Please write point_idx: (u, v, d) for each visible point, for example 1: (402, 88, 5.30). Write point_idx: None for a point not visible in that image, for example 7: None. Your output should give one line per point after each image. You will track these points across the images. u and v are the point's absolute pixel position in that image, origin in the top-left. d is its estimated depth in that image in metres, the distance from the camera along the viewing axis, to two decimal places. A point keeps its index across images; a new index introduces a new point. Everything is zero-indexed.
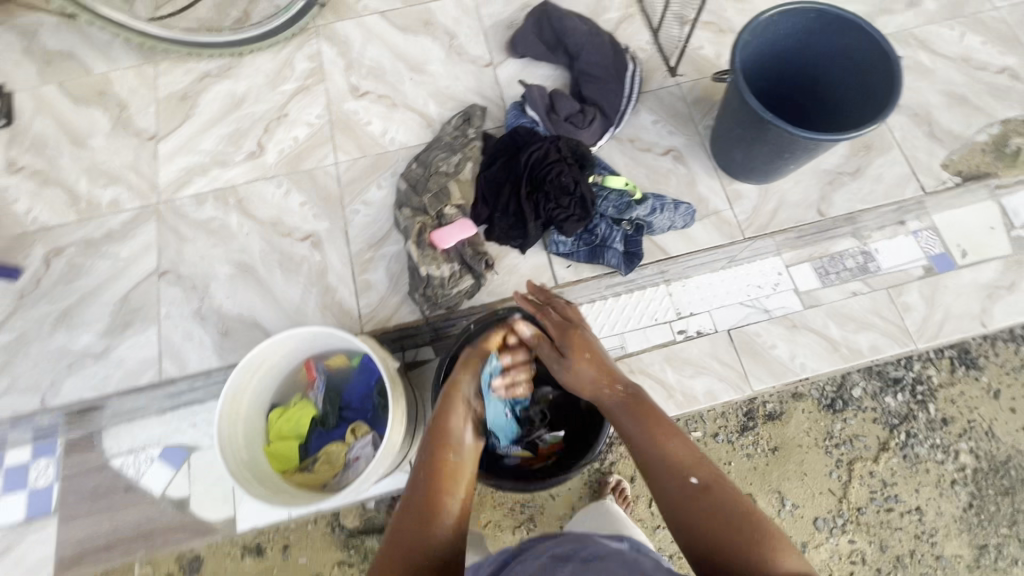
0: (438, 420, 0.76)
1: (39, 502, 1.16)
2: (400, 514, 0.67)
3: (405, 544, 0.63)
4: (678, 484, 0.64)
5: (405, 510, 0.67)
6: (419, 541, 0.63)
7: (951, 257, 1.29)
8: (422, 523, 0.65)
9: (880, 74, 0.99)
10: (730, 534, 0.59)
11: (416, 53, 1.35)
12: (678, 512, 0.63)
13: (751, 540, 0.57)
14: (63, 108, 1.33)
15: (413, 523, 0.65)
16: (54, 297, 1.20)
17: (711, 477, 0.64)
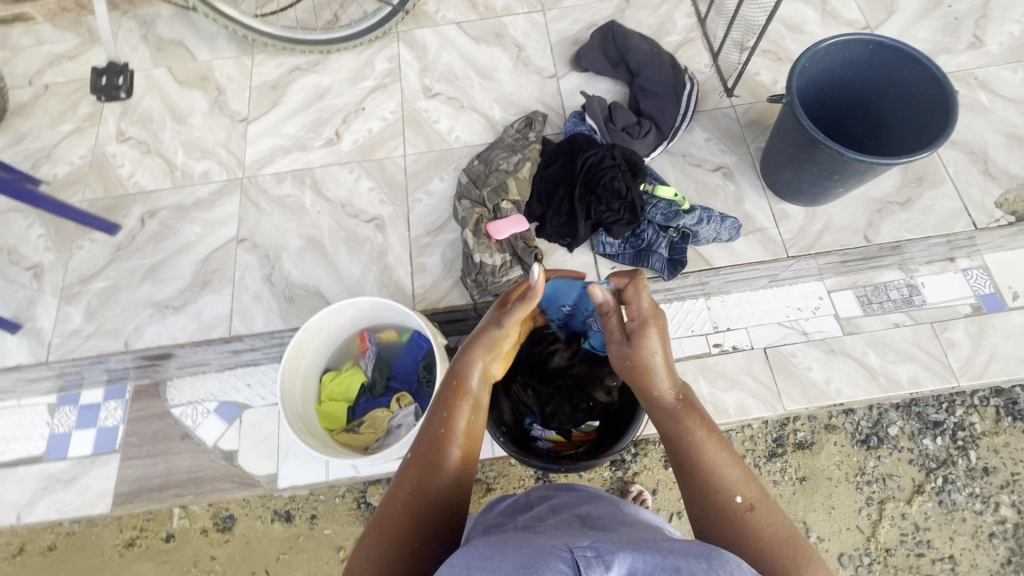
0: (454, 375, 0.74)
1: (106, 439, 1.27)
2: (408, 461, 0.67)
3: (412, 492, 0.64)
4: (723, 498, 0.66)
5: (414, 457, 0.67)
6: (425, 489, 0.64)
7: (1001, 298, 1.28)
8: (427, 470, 0.65)
9: (934, 105, 1.03)
10: (772, 553, 0.61)
11: (487, 60, 1.45)
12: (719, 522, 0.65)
13: (791, 559, 0.61)
14: (169, 89, 1.49)
15: (419, 473, 0.65)
16: (144, 254, 1.34)
17: (756, 494, 0.66)
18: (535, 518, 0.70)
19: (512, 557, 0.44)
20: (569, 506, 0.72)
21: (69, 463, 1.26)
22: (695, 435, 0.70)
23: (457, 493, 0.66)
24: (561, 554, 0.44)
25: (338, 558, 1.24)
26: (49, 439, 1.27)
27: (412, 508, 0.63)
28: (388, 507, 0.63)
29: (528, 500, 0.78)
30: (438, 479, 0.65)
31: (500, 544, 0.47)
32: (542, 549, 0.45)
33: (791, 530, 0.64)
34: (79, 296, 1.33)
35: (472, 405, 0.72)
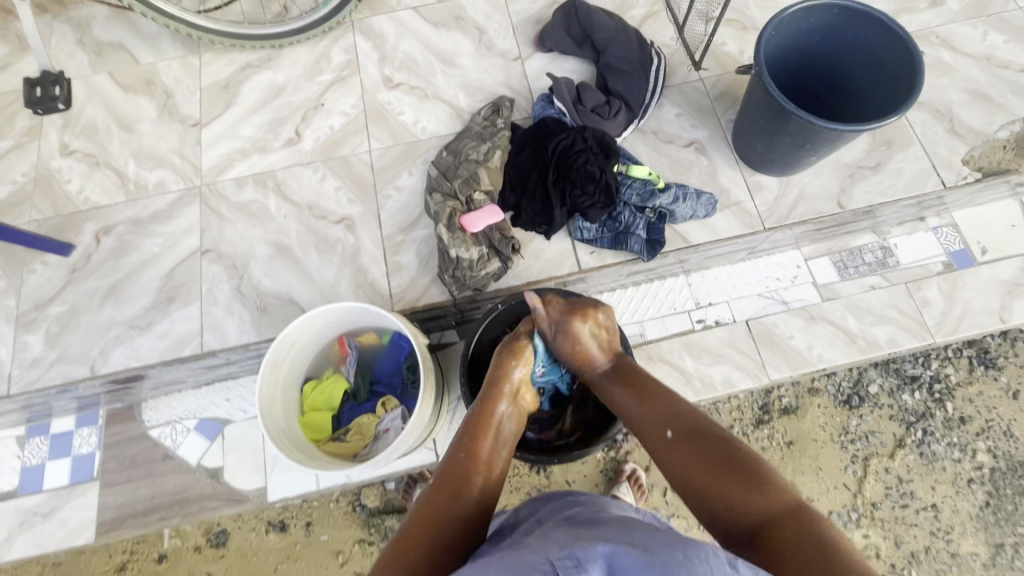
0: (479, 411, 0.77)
1: (82, 468, 1.22)
2: (431, 486, 0.66)
3: (438, 515, 0.63)
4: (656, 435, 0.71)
5: (439, 482, 0.66)
6: (450, 511, 0.63)
7: (971, 254, 1.30)
8: (455, 494, 0.65)
9: (902, 68, 1.02)
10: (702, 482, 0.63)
11: (448, 46, 1.40)
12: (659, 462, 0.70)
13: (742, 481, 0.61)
14: (113, 96, 1.41)
15: (446, 496, 0.64)
16: (103, 273, 1.28)
17: (683, 427, 0.69)
18: (521, 531, 0.65)
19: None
20: (555, 513, 0.67)
21: (45, 496, 1.21)
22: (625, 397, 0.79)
23: (481, 520, 0.65)
24: (543, 568, 0.46)
25: (338, 563, 1.22)
26: (22, 473, 1.22)
27: (432, 534, 0.61)
28: (410, 529, 0.61)
29: (516, 516, 0.71)
30: (464, 504, 0.64)
31: (490, 566, 0.49)
32: (525, 565, 0.47)
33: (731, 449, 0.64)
34: (37, 322, 1.26)
35: (495, 436, 0.74)
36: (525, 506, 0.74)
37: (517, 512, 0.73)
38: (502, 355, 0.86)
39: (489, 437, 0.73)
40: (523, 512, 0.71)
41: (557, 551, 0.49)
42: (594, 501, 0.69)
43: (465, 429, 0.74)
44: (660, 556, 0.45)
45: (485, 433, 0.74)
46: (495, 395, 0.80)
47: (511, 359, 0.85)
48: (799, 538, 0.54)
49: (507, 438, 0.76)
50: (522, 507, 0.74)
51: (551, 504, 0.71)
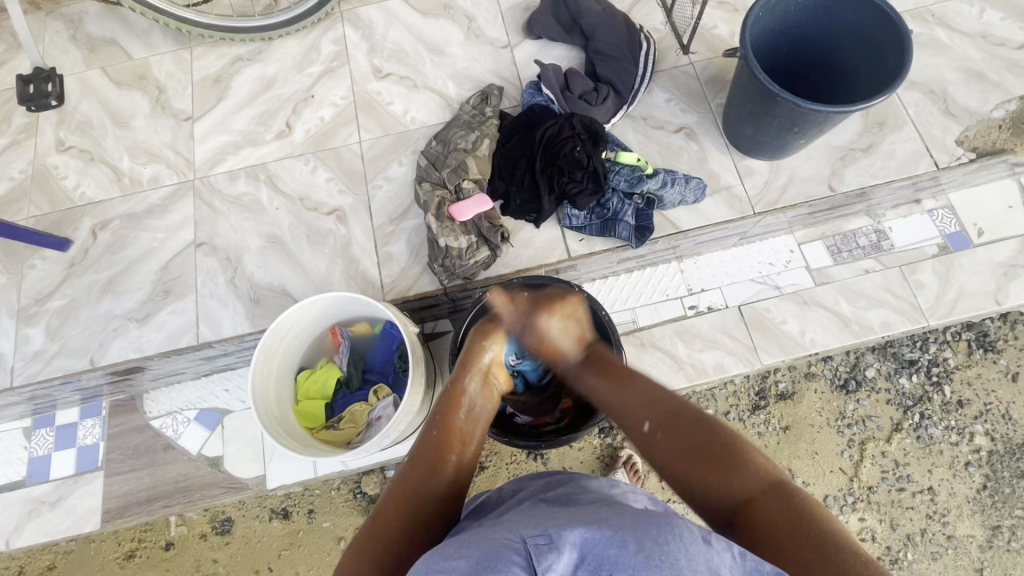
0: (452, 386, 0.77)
1: (87, 457, 1.25)
2: (406, 468, 0.67)
3: (412, 493, 0.64)
4: (635, 431, 0.70)
5: (415, 459, 0.68)
6: (423, 490, 0.64)
7: (967, 236, 1.29)
8: (428, 472, 0.66)
9: (888, 49, 1.01)
10: (689, 467, 0.63)
11: (436, 35, 1.40)
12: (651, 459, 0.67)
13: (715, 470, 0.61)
14: (107, 91, 1.42)
15: (420, 473, 0.66)
16: (101, 267, 1.30)
17: (659, 414, 0.69)
18: (503, 511, 0.66)
19: (468, 557, 0.47)
20: (539, 492, 0.69)
21: (52, 485, 1.24)
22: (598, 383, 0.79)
23: (456, 496, 0.66)
24: (515, 547, 0.47)
25: (339, 549, 1.25)
26: (29, 463, 1.25)
27: (407, 510, 0.62)
28: (384, 510, 0.63)
29: (500, 494, 0.73)
30: (438, 483, 0.65)
31: (461, 544, 0.50)
32: (498, 543, 0.49)
33: (704, 429, 0.65)
34: (38, 317, 1.29)
35: (466, 413, 0.75)
36: (507, 486, 0.75)
37: (500, 489, 0.75)
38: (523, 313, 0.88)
39: (461, 415, 0.74)
40: (507, 490, 0.73)
41: (530, 529, 0.50)
42: (576, 478, 0.70)
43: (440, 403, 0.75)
44: (633, 532, 0.46)
45: (459, 410, 0.75)
46: (468, 368, 0.80)
47: (546, 313, 0.87)
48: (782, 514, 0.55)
49: (480, 419, 0.76)
50: (506, 485, 0.75)
51: (534, 482, 0.73)
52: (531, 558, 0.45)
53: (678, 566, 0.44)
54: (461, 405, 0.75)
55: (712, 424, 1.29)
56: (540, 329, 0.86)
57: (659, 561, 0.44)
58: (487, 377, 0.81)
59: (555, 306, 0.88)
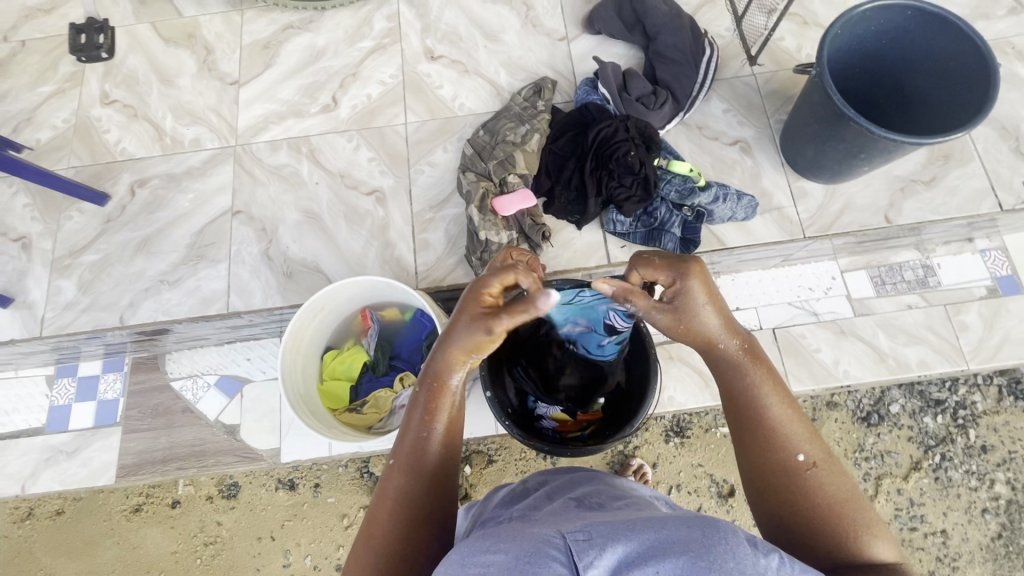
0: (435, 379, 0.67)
1: (106, 412, 1.25)
2: (389, 465, 0.65)
3: (398, 497, 0.62)
4: (783, 458, 0.62)
5: (398, 460, 0.65)
6: (408, 493, 0.63)
7: (1018, 281, 1.24)
8: (412, 475, 0.64)
9: (972, 80, 0.97)
10: (833, 513, 0.59)
11: (493, 20, 1.36)
12: (777, 489, 0.61)
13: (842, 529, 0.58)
14: (154, 48, 1.40)
15: (404, 475, 0.63)
16: (136, 225, 1.30)
17: (820, 449, 0.62)
18: (528, 504, 0.65)
19: (506, 549, 0.44)
20: (565, 488, 0.67)
21: (70, 435, 1.24)
22: (766, 390, 0.65)
23: (440, 484, 0.64)
24: (554, 541, 0.45)
25: (342, 526, 1.25)
26: (48, 411, 1.26)
27: (396, 510, 0.62)
28: (375, 512, 0.63)
29: (524, 487, 0.72)
30: (420, 480, 0.63)
31: (496, 537, 0.47)
32: (536, 537, 0.46)
33: (853, 488, 0.60)
34: (70, 269, 1.29)
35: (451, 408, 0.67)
36: (531, 480, 0.74)
37: (524, 482, 0.74)
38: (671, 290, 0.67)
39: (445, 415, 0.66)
40: (531, 484, 0.73)
41: (568, 526, 0.48)
42: (602, 477, 0.70)
43: (423, 402, 0.66)
44: (677, 534, 0.44)
45: (442, 405, 0.67)
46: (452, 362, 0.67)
47: (710, 300, 0.66)
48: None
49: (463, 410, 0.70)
50: (532, 479, 0.75)
51: (556, 475, 0.73)
52: (572, 553, 0.43)
53: (726, 566, 0.42)
54: (443, 406, 0.67)
55: (728, 443, 1.27)
56: (691, 315, 0.67)
57: (705, 559, 0.42)
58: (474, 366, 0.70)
59: (701, 273, 0.66)
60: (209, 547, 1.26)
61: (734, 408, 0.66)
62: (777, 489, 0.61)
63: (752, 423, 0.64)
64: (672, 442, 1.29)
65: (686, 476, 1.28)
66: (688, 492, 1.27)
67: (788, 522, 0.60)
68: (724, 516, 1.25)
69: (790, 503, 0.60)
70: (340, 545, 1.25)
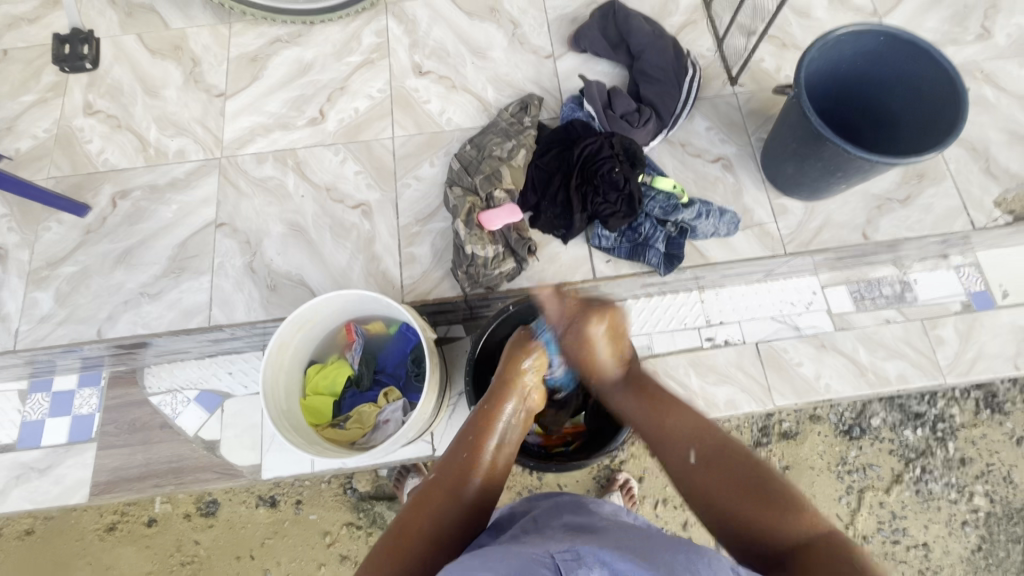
0: (485, 410, 0.77)
1: (81, 428, 1.21)
2: (430, 484, 0.66)
3: (434, 513, 0.63)
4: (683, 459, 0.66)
5: (439, 477, 0.67)
6: (443, 514, 0.63)
7: (991, 296, 1.27)
8: (451, 497, 0.65)
9: (942, 102, 1.01)
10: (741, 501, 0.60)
11: (480, 37, 1.38)
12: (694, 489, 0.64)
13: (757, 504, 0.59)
14: (140, 59, 1.40)
15: (444, 495, 0.65)
16: (117, 236, 1.28)
17: (718, 440, 0.66)
18: (516, 528, 0.64)
19: (496, 568, 0.45)
20: (552, 512, 0.67)
21: (42, 452, 1.21)
22: (639, 406, 0.77)
23: (476, 516, 0.65)
24: (545, 560, 0.45)
25: (324, 543, 1.23)
26: (21, 427, 1.22)
27: (430, 526, 0.61)
28: (405, 519, 0.62)
29: (513, 511, 0.71)
30: (459, 506, 0.65)
31: (485, 557, 0.47)
32: (527, 557, 0.46)
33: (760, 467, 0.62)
34: (48, 280, 1.26)
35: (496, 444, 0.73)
36: (518, 504, 0.73)
37: (512, 507, 0.73)
38: (573, 319, 0.87)
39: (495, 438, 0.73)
40: (519, 508, 0.71)
41: (557, 546, 0.48)
42: (587, 502, 0.69)
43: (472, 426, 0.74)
44: (661, 556, 0.45)
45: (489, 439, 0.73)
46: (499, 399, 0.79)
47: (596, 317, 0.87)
48: (832, 554, 0.52)
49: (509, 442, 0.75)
50: (519, 502, 0.74)
51: (543, 501, 0.71)
52: (562, 569, 0.44)
53: None
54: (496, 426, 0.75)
55: None
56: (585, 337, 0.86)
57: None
58: (524, 401, 0.81)
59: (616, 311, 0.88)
60: (186, 566, 1.23)
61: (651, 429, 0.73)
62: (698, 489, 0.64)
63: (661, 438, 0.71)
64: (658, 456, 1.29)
65: (672, 491, 1.28)
66: (674, 506, 1.27)
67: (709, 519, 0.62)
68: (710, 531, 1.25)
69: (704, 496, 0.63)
70: (321, 564, 1.22)
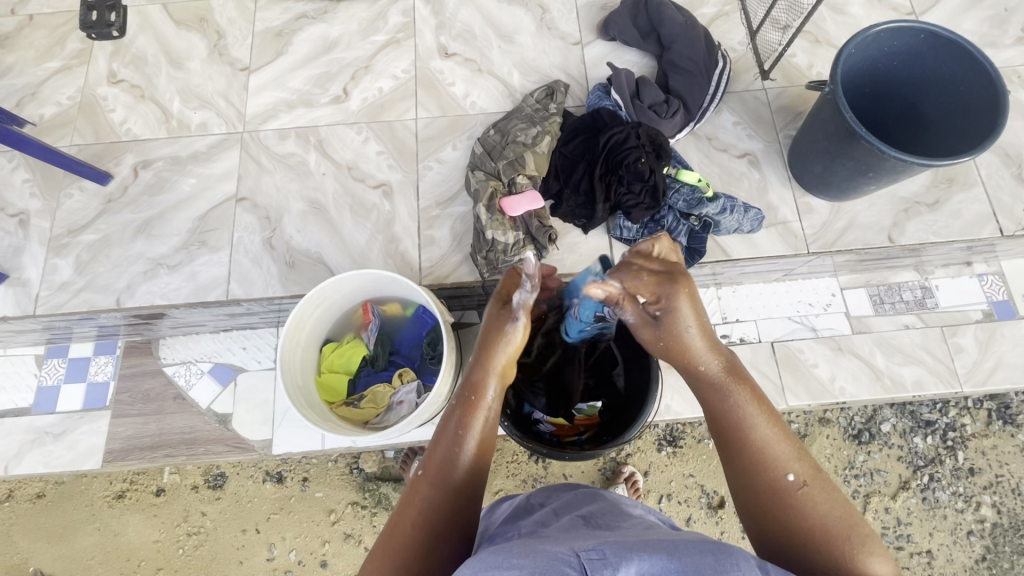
0: (467, 390, 0.71)
1: (96, 395, 1.22)
2: (416, 477, 0.65)
3: (422, 507, 0.62)
4: (774, 478, 0.62)
5: (425, 470, 0.65)
6: (430, 506, 0.63)
7: (1014, 306, 1.25)
8: (438, 489, 0.64)
9: (982, 105, 0.99)
10: (837, 535, 0.58)
11: (508, 21, 1.36)
12: (779, 523, 0.60)
13: (847, 549, 0.57)
14: (165, 30, 1.39)
15: (432, 488, 0.64)
16: (138, 207, 1.28)
17: (810, 469, 0.62)
18: (535, 521, 0.64)
19: (520, 566, 0.44)
20: (570, 504, 0.67)
21: (57, 417, 1.22)
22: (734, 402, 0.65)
23: (468, 502, 0.64)
24: (569, 559, 0.45)
25: (329, 521, 1.24)
26: (37, 391, 1.23)
27: (420, 518, 0.62)
28: (397, 519, 0.62)
29: (529, 502, 0.71)
30: (446, 497, 0.63)
31: (507, 553, 0.47)
32: (550, 556, 0.45)
33: (848, 507, 0.60)
34: (68, 248, 1.27)
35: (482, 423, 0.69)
36: (535, 495, 0.73)
37: (529, 498, 0.73)
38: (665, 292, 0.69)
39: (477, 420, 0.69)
40: (535, 500, 0.71)
41: (580, 544, 0.48)
42: (603, 494, 0.70)
43: (459, 410, 0.69)
44: (688, 558, 0.45)
45: (475, 421, 0.69)
46: (486, 368, 0.72)
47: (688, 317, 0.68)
48: None
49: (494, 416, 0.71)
50: (535, 494, 0.74)
51: (559, 493, 0.72)
52: (587, 567, 0.43)
53: None
54: (479, 411, 0.69)
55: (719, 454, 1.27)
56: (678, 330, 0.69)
57: None
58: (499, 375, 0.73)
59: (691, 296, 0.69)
60: (192, 537, 1.24)
61: (715, 425, 0.66)
62: (771, 513, 0.61)
63: (735, 446, 0.64)
64: (665, 451, 1.29)
65: (677, 486, 1.28)
66: (679, 501, 1.27)
67: (773, 544, 0.60)
68: (713, 528, 1.25)
69: (784, 531, 0.60)
70: (326, 541, 1.23)
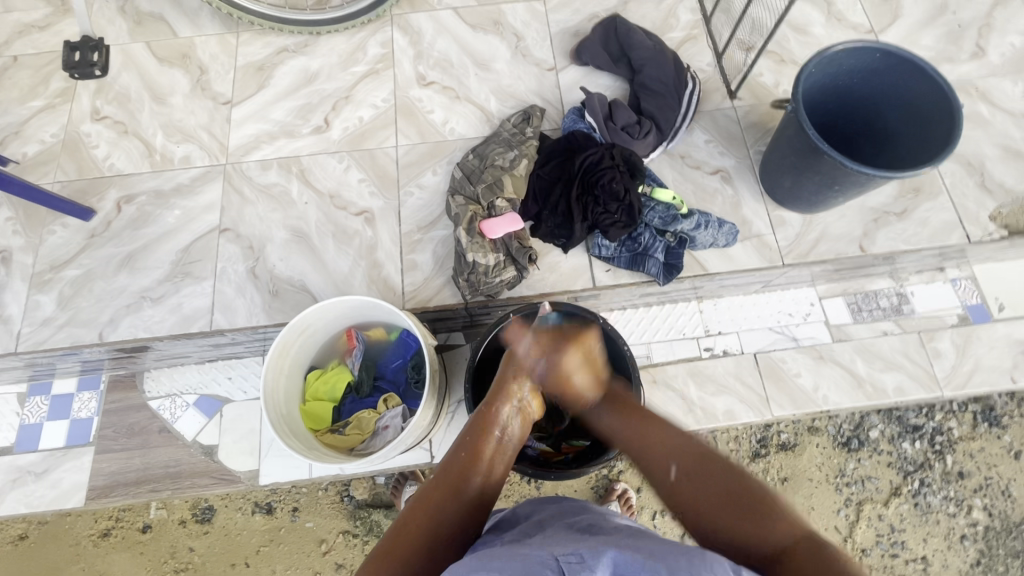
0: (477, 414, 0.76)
1: (79, 432, 1.21)
2: (427, 488, 0.65)
3: (431, 513, 0.63)
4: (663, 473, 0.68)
5: (436, 481, 0.66)
6: (442, 513, 0.63)
7: (987, 309, 1.28)
8: (451, 495, 0.65)
9: (938, 118, 1.03)
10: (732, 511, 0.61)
11: (483, 49, 1.40)
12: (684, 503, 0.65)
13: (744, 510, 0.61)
14: (148, 67, 1.42)
15: (447, 495, 0.65)
16: (121, 241, 1.29)
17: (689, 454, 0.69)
18: (520, 531, 0.64)
19: (500, 568, 0.46)
20: (557, 515, 0.67)
21: (39, 455, 1.20)
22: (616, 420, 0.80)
23: (476, 516, 0.65)
24: (547, 562, 0.46)
25: (320, 551, 1.22)
26: (19, 430, 1.22)
27: (427, 521, 0.62)
28: (401, 530, 0.61)
29: (515, 514, 0.70)
30: (460, 505, 0.65)
31: (489, 557, 0.48)
32: (530, 560, 0.47)
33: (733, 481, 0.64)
34: (51, 283, 1.27)
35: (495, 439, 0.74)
36: (522, 507, 0.72)
37: (514, 509, 0.72)
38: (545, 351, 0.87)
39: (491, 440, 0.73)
40: (523, 510, 0.71)
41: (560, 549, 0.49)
42: (592, 507, 0.69)
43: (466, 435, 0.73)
44: (663, 560, 0.45)
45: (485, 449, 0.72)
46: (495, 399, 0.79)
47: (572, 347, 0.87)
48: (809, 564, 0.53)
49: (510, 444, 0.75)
50: (522, 506, 0.73)
51: (546, 505, 0.71)
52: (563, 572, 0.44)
53: None
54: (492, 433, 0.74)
55: None
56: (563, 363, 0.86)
57: None
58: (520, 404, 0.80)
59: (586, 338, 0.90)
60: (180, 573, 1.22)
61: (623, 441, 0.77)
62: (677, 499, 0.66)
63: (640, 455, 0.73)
64: None
65: None
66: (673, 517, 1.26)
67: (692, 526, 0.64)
68: None
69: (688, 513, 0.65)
70: (317, 572, 1.22)
